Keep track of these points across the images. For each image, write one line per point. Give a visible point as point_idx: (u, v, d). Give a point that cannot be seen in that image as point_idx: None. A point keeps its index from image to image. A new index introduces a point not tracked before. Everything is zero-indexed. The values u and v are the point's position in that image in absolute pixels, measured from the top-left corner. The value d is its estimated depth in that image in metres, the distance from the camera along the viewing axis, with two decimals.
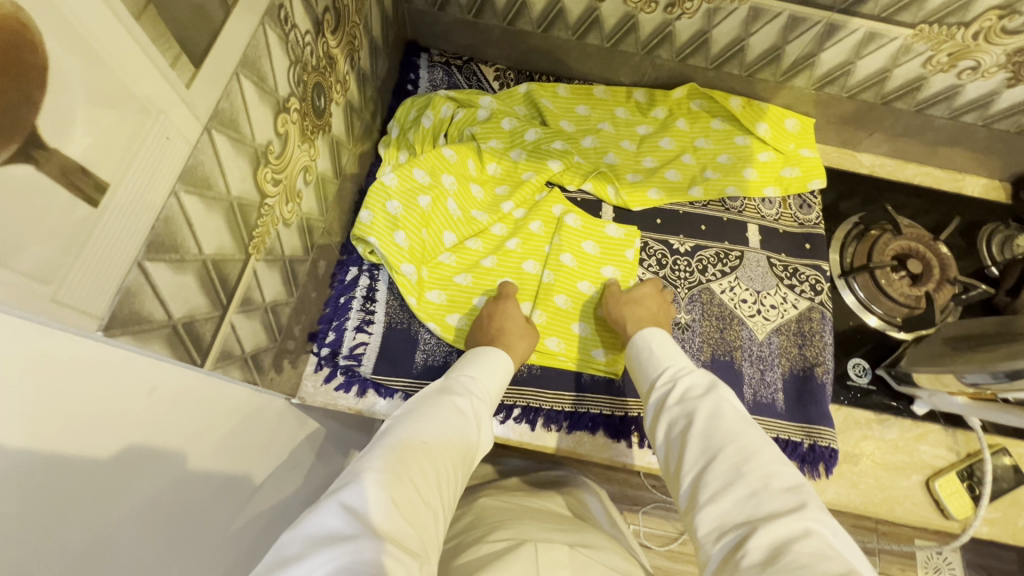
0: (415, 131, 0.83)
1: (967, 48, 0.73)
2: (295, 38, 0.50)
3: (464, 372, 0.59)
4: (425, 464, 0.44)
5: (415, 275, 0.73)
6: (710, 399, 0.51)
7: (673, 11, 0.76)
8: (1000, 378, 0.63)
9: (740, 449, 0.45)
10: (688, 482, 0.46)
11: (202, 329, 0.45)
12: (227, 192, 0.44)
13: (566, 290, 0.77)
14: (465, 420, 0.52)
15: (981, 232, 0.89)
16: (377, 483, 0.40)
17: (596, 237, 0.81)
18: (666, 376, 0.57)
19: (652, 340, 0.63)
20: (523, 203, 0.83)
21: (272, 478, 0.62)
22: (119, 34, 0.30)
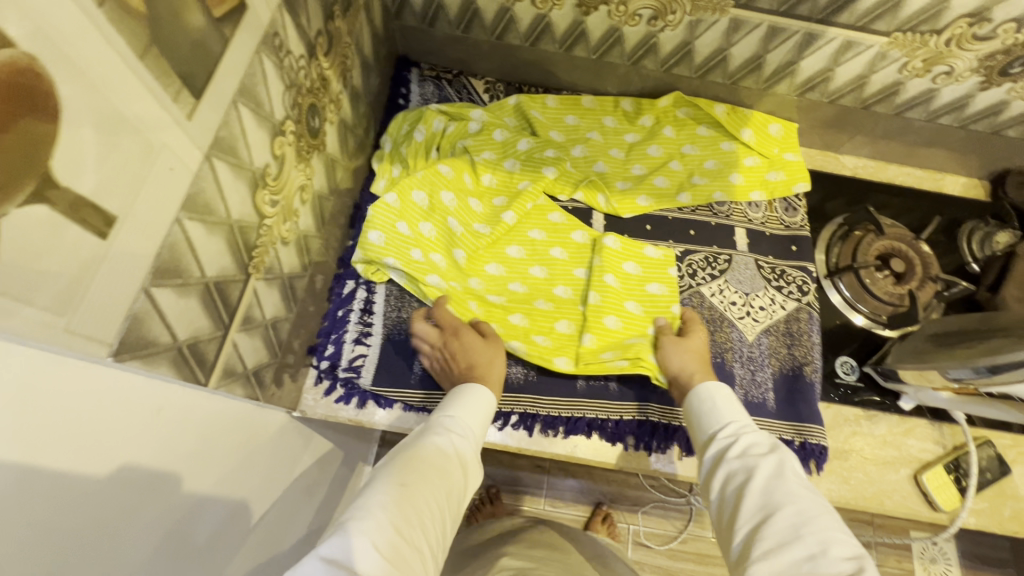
0: (407, 145, 0.85)
1: (941, 54, 0.75)
2: (289, 63, 0.51)
3: (447, 411, 0.60)
4: (404, 510, 0.46)
5: (432, 286, 0.75)
6: (774, 460, 0.51)
7: (656, 23, 0.78)
8: (981, 372, 0.65)
9: (801, 512, 0.46)
10: (742, 536, 0.48)
11: (206, 349, 0.46)
12: (227, 216, 0.45)
13: (615, 311, 0.76)
14: (445, 460, 0.54)
15: (961, 230, 0.92)
16: (358, 535, 0.42)
17: (636, 258, 0.81)
18: (729, 428, 0.58)
19: (716, 394, 0.62)
20: (543, 227, 0.82)
21: (266, 488, 0.63)
22: (124, 73, 0.31)
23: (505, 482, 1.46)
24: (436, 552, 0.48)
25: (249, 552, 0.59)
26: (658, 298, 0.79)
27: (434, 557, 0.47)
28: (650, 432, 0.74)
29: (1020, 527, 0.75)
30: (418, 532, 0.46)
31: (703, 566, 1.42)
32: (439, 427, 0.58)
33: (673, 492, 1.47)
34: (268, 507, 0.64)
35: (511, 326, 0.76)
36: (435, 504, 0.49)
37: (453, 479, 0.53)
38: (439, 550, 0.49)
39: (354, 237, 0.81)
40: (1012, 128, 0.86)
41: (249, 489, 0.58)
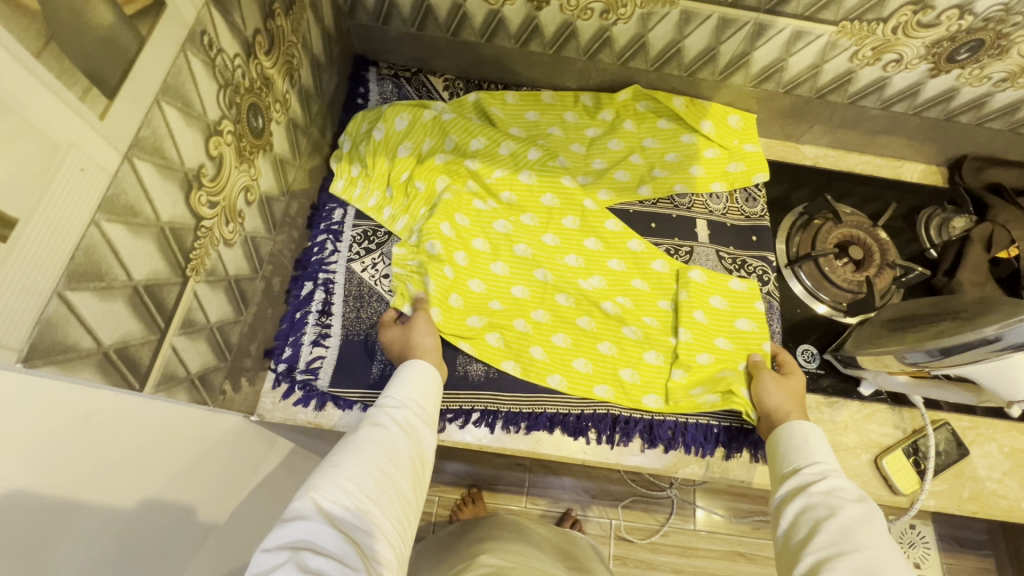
0: (367, 144, 0.85)
1: (889, 42, 0.76)
2: (222, 62, 0.51)
3: (389, 391, 0.63)
4: (346, 488, 0.50)
5: (501, 342, 0.77)
6: (861, 508, 0.54)
7: (608, 17, 0.78)
8: (935, 354, 0.64)
9: (879, 560, 0.49)
10: (811, 561, 0.51)
11: (138, 354, 0.45)
12: (156, 217, 0.45)
13: (706, 347, 0.78)
14: (389, 434, 0.57)
15: (920, 216, 0.93)
16: (307, 522, 0.46)
17: (722, 291, 0.82)
18: (817, 467, 0.60)
19: (809, 433, 0.64)
20: (622, 256, 0.83)
21: (226, 495, 0.63)
22: (17, 70, 0.30)
23: (487, 481, 1.45)
24: (398, 514, 0.52)
25: (205, 559, 0.58)
26: (748, 333, 0.79)
27: (396, 518, 0.52)
28: (612, 425, 0.75)
29: (979, 508, 0.76)
30: (368, 503, 0.50)
31: (686, 559, 1.43)
32: (382, 408, 0.61)
33: (653, 486, 1.47)
34: (229, 513, 0.64)
35: (599, 365, 0.77)
36: (383, 474, 0.53)
37: (401, 448, 0.57)
38: (404, 512, 0.54)
39: (312, 238, 0.80)
40: (965, 114, 0.87)
41: (204, 496, 0.58)
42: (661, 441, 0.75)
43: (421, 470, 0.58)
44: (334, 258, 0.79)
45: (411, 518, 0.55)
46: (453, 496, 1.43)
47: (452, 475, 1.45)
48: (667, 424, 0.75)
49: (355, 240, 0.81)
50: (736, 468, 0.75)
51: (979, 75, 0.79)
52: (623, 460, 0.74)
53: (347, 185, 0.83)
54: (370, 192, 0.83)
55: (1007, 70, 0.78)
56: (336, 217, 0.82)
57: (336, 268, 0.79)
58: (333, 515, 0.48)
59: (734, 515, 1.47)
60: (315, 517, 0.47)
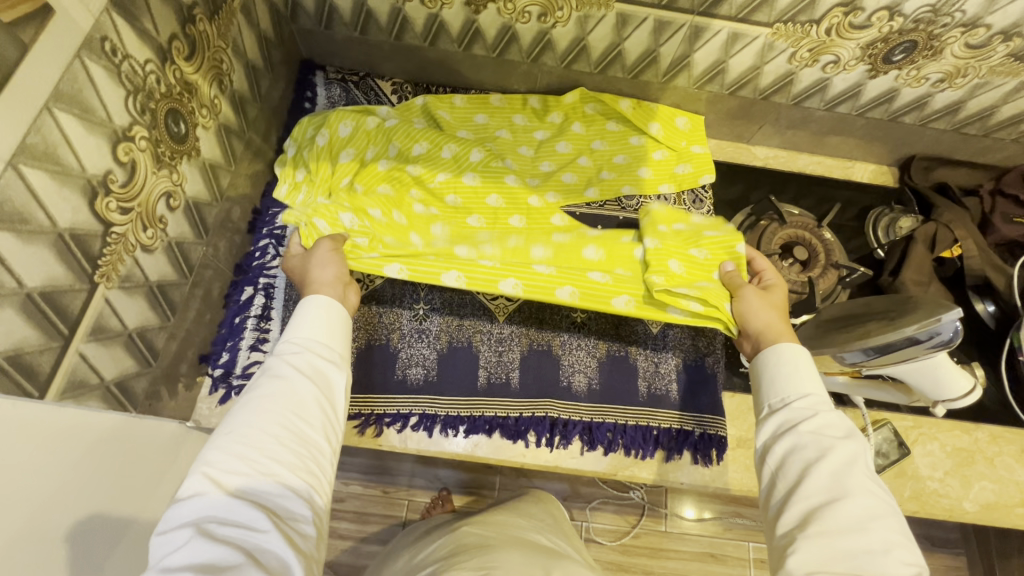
0: (311, 149, 0.84)
1: (824, 43, 0.76)
2: (129, 67, 0.51)
3: (289, 334, 0.59)
4: (241, 453, 0.48)
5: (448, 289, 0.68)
6: (851, 449, 0.52)
7: (546, 20, 0.78)
8: (871, 353, 0.64)
9: (871, 508, 0.48)
10: (796, 510, 0.50)
11: (37, 361, 0.45)
12: (52, 224, 0.45)
13: (678, 256, 0.73)
14: (288, 383, 0.53)
15: (869, 215, 0.94)
16: (204, 497, 0.46)
17: (682, 220, 0.79)
18: (803, 401, 0.57)
19: (795, 356, 0.60)
20: (576, 238, 0.79)
21: (157, 476, 0.59)
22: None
23: (458, 485, 1.45)
24: (312, 465, 0.51)
25: (135, 552, 0.55)
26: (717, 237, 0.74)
27: (309, 470, 0.51)
28: (551, 427, 0.74)
29: (918, 507, 0.76)
30: (269, 462, 0.48)
31: (657, 560, 1.43)
32: (281, 354, 0.57)
33: (624, 489, 1.47)
34: (167, 494, 0.61)
35: (583, 296, 0.71)
36: (284, 428, 0.50)
37: (304, 394, 0.53)
38: (319, 461, 0.52)
39: (255, 243, 0.80)
40: (908, 115, 0.88)
41: (144, 489, 0.57)
42: (601, 444, 0.75)
43: (337, 411, 0.56)
44: (276, 263, 0.79)
45: (332, 462, 0.54)
46: (424, 501, 1.42)
47: (422, 478, 1.44)
48: (606, 426, 0.75)
49: None
50: (675, 470, 0.75)
51: (916, 75, 0.80)
52: (563, 463, 0.74)
53: (290, 191, 0.82)
54: (310, 195, 0.80)
55: (943, 71, 0.78)
56: (278, 222, 0.81)
57: (276, 272, 0.78)
58: (231, 483, 0.47)
59: (706, 515, 1.47)
60: (211, 489, 0.46)
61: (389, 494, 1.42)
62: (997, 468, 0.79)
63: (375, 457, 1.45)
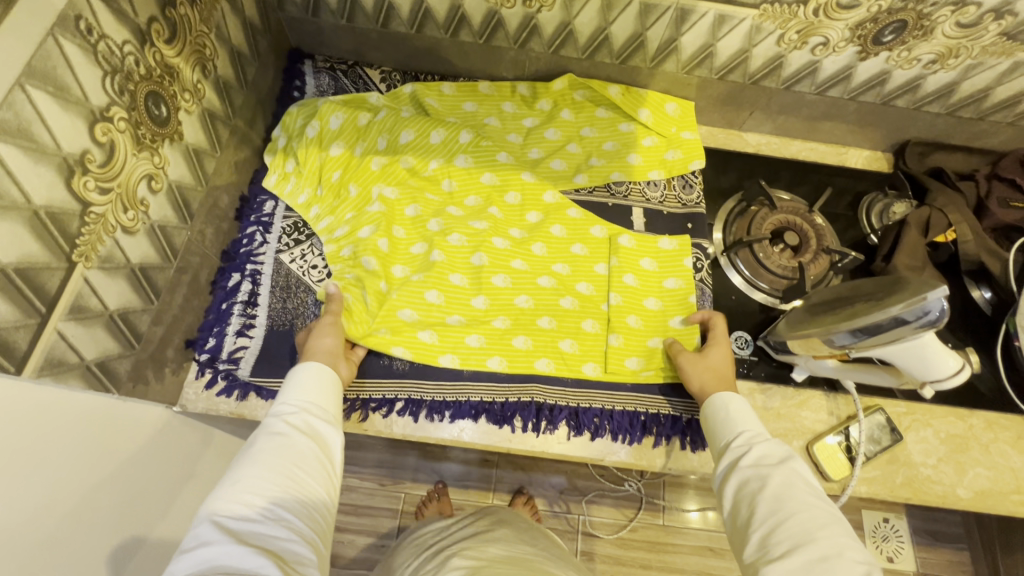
0: (300, 140, 0.85)
1: (812, 24, 0.75)
2: (106, 48, 0.51)
3: (283, 395, 0.63)
4: (249, 503, 0.51)
5: (435, 337, 0.75)
6: (785, 470, 0.56)
7: (531, 5, 0.78)
8: (859, 335, 0.63)
9: (813, 517, 0.52)
10: (756, 538, 0.53)
11: (13, 337, 0.46)
12: (27, 200, 0.45)
13: (635, 310, 0.80)
14: (288, 439, 0.57)
15: (863, 201, 0.93)
16: (210, 546, 0.46)
17: (651, 253, 0.83)
18: (744, 439, 0.61)
19: (730, 404, 0.65)
20: (564, 259, 0.82)
21: (144, 514, 0.63)
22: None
23: (454, 478, 1.45)
24: (311, 515, 0.54)
25: (134, 533, 0.61)
26: (677, 291, 0.81)
27: (310, 518, 0.54)
28: (537, 412, 0.74)
29: (911, 494, 0.75)
30: (275, 510, 0.52)
31: (654, 554, 1.42)
32: (278, 414, 0.61)
33: (621, 482, 1.47)
34: (159, 518, 0.66)
35: (538, 340, 0.77)
36: (286, 479, 0.54)
37: (304, 448, 0.57)
38: (319, 511, 0.55)
39: (242, 230, 0.81)
40: (901, 98, 0.86)
41: (143, 486, 0.63)
42: (587, 429, 0.74)
43: (333, 466, 0.60)
44: (263, 250, 0.80)
45: (328, 513, 0.57)
46: (420, 493, 1.42)
47: (418, 471, 1.45)
48: (592, 411, 0.74)
49: (285, 232, 0.81)
50: (663, 456, 0.74)
51: (907, 57, 0.79)
52: (550, 449, 0.73)
53: (280, 180, 0.83)
54: (300, 189, 0.83)
55: (935, 51, 0.77)
56: (266, 210, 0.82)
57: (264, 259, 0.79)
58: (240, 532, 0.49)
59: (704, 509, 1.46)
60: (216, 537, 0.47)
61: (385, 487, 1.42)
62: (992, 455, 0.78)
63: (370, 450, 1.45)
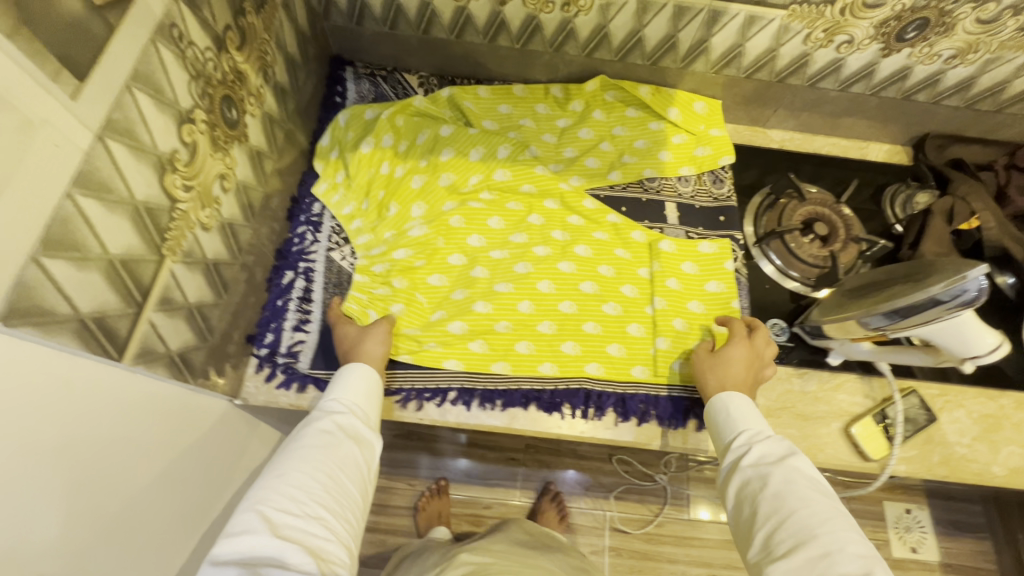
0: (353, 154, 0.87)
1: (839, 23, 0.79)
2: (193, 54, 0.54)
3: (331, 395, 0.67)
4: (293, 496, 0.54)
5: (486, 347, 0.78)
6: (783, 468, 0.59)
7: (569, 9, 0.81)
8: (893, 317, 0.66)
9: (815, 514, 0.54)
10: (760, 536, 0.56)
11: (116, 324, 0.48)
12: (130, 196, 0.48)
13: (680, 313, 0.82)
14: (332, 439, 0.61)
15: (885, 193, 0.96)
16: (254, 535, 0.50)
17: (692, 257, 0.86)
18: (743, 438, 0.64)
19: (731, 402, 0.68)
20: (611, 262, 0.85)
21: (160, 529, 0.59)
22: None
23: (481, 476, 1.46)
24: (346, 514, 0.57)
25: (188, 522, 0.65)
26: (719, 295, 0.84)
27: (345, 518, 0.57)
28: (585, 399, 0.77)
29: (949, 472, 0.77)
30: (315, 507, 0.55)
31: (680, 548, 1.43)
32: (325, 413, 0.64)
33: (646, 477, 1.48)
34: (214, 504, 0.70)
35: (585, 345, 0.79)
36: (328, 477, 0.58)
37: (346, 452, 0.61)
38: (352, 512, 0.59)
39: (293, 230, 0.83)
40: (921, 92, 0.90)
41: (200, 477, 0.66)
42: (634, 415, 0.77)
43: (366, 471, 0.63)
44: (314, 248, 0.82)
45: (359, 514, 0.60)
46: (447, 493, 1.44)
47: (445, 470, 1.46)
48: (639, 397, 0.77)
49: (334, 231, 0.84)
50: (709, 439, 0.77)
51: (929, 53, 0.82)
52: (598, 434, 0.76)
53: (329, 189, 0.86)
54: (347, 201, 0.85)
55: (956, 47, 0.81)
56: (315, 210, 0.85)
57: (316, 257, 0.82)
58: (281, 526, 0.52)
59: None
60: (261, 527, 0.51)
61: (414, 487, 1.44)
62: None
63: (397, 451, 1.47)
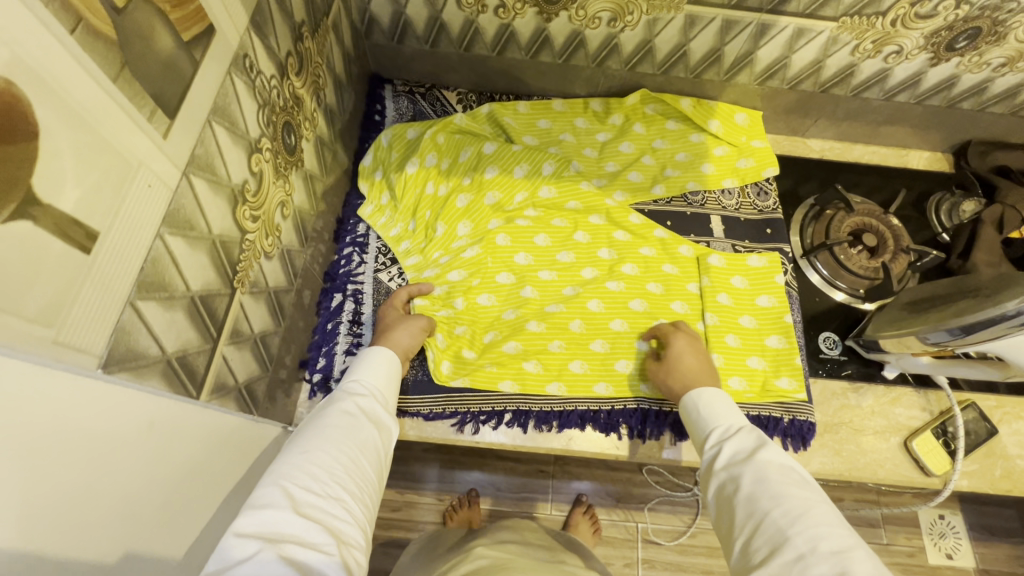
0: (398, 174, 0.86)
1: (888, 34, 0.78)
2: (261, 83, 0.53)
3: (352, 379, 0.63)
4: (317, 472, 0.48)
5: (540, 367, 0.77)
6: (752, 464, 0.53)
7: (616, 25, 0.81)
8: (956, 334, 0.66)
9: (786, 512, 0.47)
10: (737, 545, 0.49)
11: (195, 362, 0.47)
12: (208, 231, 0.47)
13: (732, 329, 0.81)
14: (355, 420, 0.56)
15: (929, 202, 0.95)
16: (275, 509, 0.43)
17: (742, 271, 0.85)
18: (715, 438, 0.59)
19: (701, 398, 0.64)
20: (659, 278, 0.84)
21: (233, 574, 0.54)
22: (88, 83, 0.32)
23: (509, 489, 1.44)
24: (367, 498, 0.50)
25: None
26: (770, 309, 0.83)
27: (366, 502, 0.50)
28: (643, 419, 0.75)
29: (1012, 486, 0.76)
30: (338, 485, 0.48)
31: (714, 559, 1.41)
32: (347, 396, 0.60)
33: (678, 487, 1.46)
34: None
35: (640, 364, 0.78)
36: (351, 457, 0.51)
37: (367, 434, 0.55)
38: (372, 499, 0.52)
39: (339, 251, 0.83)
40: (967, 100, 0.90)
41: None
42: None
43: (385, 458, 0.56)
44: (361, 270, 0.82)
45: (377, 498, 0.53)
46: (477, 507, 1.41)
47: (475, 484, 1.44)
48: None
49: (380, 252, 0.84)
50: None
51: (978, 61, 0.82)
52: (656, 454, 0.75)
53: (375, 211, 0.85)
54: (394, 222, 0.84)
55: (1005, 55, 0.81)
56: (360, 230, 0.85)
57: (363, 279, 0.81)
58: (304, 504, 0.45)
59: None
60: (283, 502, 0.44)
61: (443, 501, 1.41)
62: None
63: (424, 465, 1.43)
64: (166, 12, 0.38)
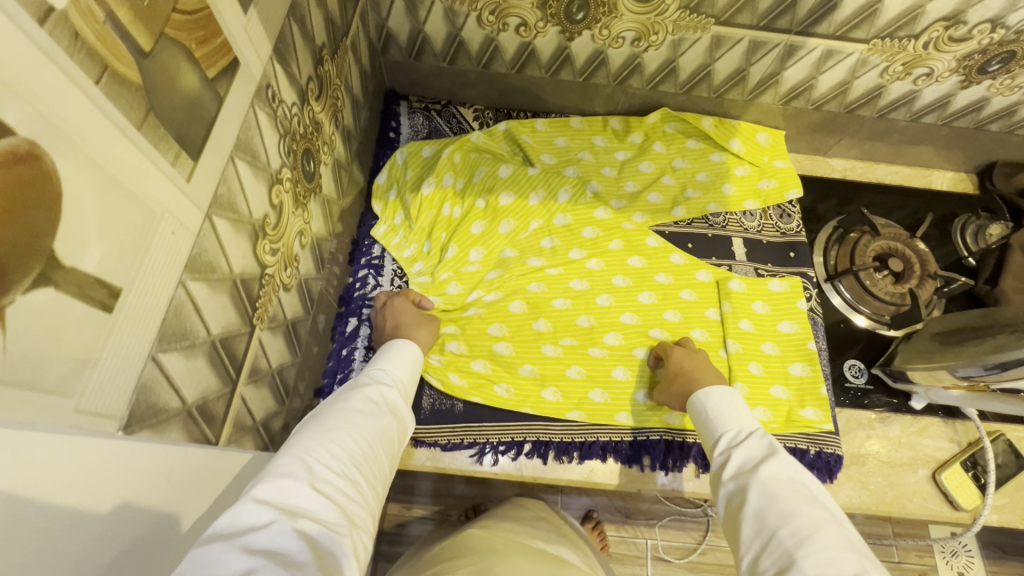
0: (414, 195, 0.85)
1: (920, 57, 0.76)
2: (283, 112, 0.52)
3: (378, 366, 0.60)
4: (339, 449, 0.45)
5: (559, 396, 0.75)
6: (761, 477, 0.50)
7: (639, 44, 0.79)
8: (991, 369, 0.64)
9: (794, 532, 0.44)
10: (746, 562, 0.46)
11: (215, 408, 0.46)
12: (229, 271, 0.45)
13: (755, 356, 0.79)
14: (379, 408, 0.53)
15: (954, 223, 0.93)
16: (292, 478, 0.40)
17: (764, 296, 0.83)
18: (724, 446, 0.57)
19: (710, 400, 0.63)
20: (677, 306, 0.82)
21: None
22: (112, 132, 0.30)
23: None
24: (379, 486, 0.47)
25: None
26: (793, 336, 0.81)
27: (377, 492, 0.47)
28: (666, 451, 0.73)
29: None
30: (355, 466, 0.45)
31: None
32: (373, 382, 0.57)
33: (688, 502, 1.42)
34: None
35: None
36: (373, 441, 0.48)
37: (389, 423, 0.52)
38: (382, 490, 0.48)
39: (354, 274, 0.81)
40: (995, 122, 0.88)
41: None
42: None
43: (400, 451, 0.53)
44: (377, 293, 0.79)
45: (385, 490, 0.49)
46: None
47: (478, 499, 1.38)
48: None
49: (395, 275, 0.82)
50: None
51: (1010, 84, 0.80)
52: (679, 486, 0.73)
53: (388, 232, 0.84)
54: (408, 243, 0.83)
55: None
56: (375, 252, 0.83)
57: None
58: (320, 479, 0.42)
59: None
60: (303, 473, 0.41)
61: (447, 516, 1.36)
62: None
63: (427, 479, 1.37)
64: (191, 50, 0.36)
